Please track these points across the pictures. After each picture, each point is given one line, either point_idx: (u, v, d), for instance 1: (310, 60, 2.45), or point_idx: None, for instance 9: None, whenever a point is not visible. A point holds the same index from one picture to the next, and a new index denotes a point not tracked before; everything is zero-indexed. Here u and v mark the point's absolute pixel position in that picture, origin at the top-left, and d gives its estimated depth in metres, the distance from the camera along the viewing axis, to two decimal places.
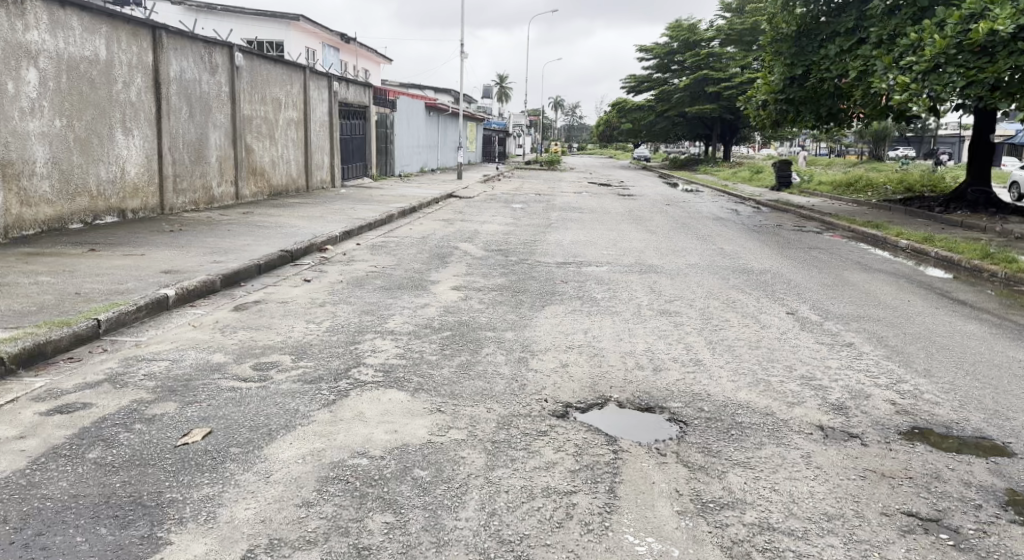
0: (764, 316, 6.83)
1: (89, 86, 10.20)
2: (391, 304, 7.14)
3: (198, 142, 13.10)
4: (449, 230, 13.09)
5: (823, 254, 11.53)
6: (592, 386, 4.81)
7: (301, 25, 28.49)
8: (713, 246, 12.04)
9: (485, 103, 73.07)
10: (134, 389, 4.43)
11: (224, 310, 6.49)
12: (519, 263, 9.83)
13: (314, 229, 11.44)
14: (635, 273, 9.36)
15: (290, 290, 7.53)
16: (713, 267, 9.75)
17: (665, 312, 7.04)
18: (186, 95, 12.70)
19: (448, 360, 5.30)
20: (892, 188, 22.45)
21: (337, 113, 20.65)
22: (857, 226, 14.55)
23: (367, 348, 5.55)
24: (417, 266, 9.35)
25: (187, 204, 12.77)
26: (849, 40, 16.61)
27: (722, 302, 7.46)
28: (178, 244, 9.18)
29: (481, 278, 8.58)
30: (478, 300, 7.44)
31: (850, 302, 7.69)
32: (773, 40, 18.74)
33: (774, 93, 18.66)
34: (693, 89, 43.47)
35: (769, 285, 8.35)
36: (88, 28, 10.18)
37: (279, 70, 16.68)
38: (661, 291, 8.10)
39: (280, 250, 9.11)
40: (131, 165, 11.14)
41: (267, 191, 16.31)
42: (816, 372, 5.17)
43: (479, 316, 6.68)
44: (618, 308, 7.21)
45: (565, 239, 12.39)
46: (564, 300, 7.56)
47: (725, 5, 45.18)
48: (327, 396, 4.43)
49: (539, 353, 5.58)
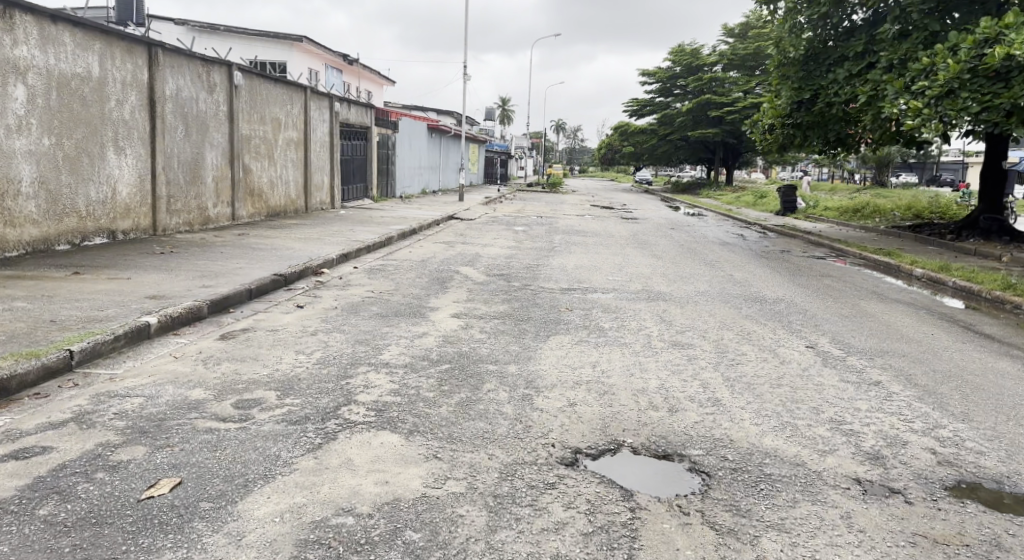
0: (782, 350, 6.45)
1: (80, 103, 9.90)
2: (387, 333, 6.75)
3: (194, 162, 12.79)
4: (450, 254, 12.74)
5: (836, 283, 11.17)
6: (602, 429, 4.41)
7: (304, 46, 28.36)
8: (722, 272, 11.68)
9: (487, 124, 73.07)
10: (101, 430, 4.04)
11: (209, 340, 6.11)
12: (522, 289, 9.47)
13: (310, 252, 11.09)
14: (642, 300, 8.98)
15: (281, 317, 7.15)
16: (724, 295, 9.38)
17: (677, 344, 6.66)
18: (183, 114, 12.41)
19: (447, 398, 4.91)
20: (900, 214, 22.12)
21: (338, 133, 20.37)
22: (868, 254, 14.20)
23: (359, 383, 5.16)
24: (416, 291, 8.98)
25: (180, 225, 12.43)
26: (858, 64, 16.36)
27: (735, 334, 7.09)
28: (168, 267, 8.82)
29: (482, 305, 8.21)
30: (480, 329, 7.07)
31: (870, 336, 7.31)
32: (780, 64, 18.52)
33: (781, 117, 18.41)
34: (696, 113, 43.35)
35: (785, 316, 7.97)
36: (81, 45, 9.89)
37: (279, 90, 16.43)
38: (672, 321, 7.72)
39: (273, 274, 8.75)
40: (122, 185, 10.82)
41: (265, 212, 15.98)
42: (844, 416, 4.78)
43: (480, 347, 6.30)
44: (627, 339, 6.83)
45: (569, 264, 12.04)
46: (569, 330, 7.18)
47: (727, 30, 45.22)
48: (314, 440, 4.04)
49: (545, 390, 5.19)
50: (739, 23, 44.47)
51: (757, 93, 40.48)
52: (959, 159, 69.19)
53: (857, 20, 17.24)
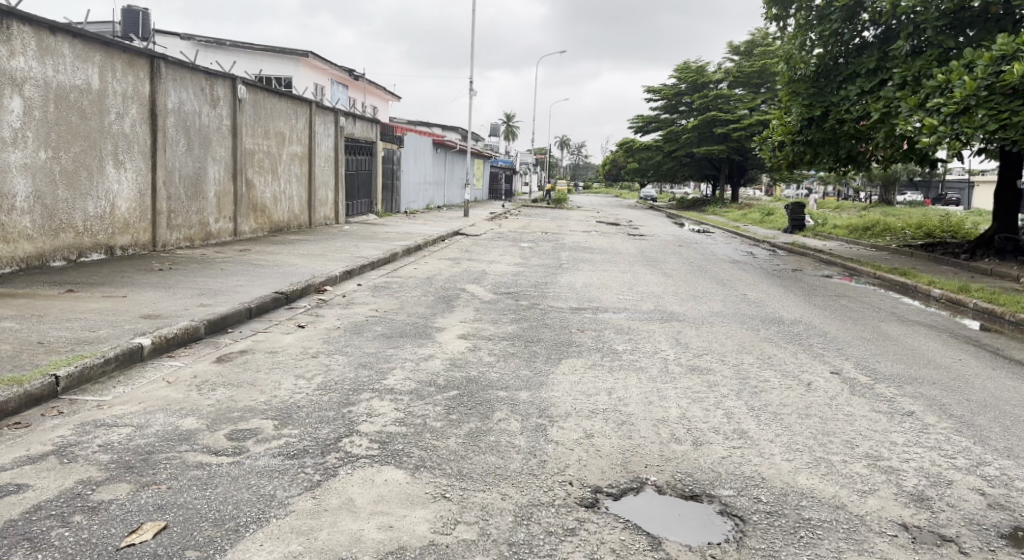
0: (807, 377, 6.17)
1: (79, 116, 9.67)
2: (392, 355, 6.46)
3: (195, 177, 12.55)
4: (456, 271, 12.45)
5: (853, 303, 10.88)
6: (623, 464, 4.10)
7: (310, 61, 28.26)
8: (736, 291, 11.38)
9: (493, 140, 73.05)
10: (83, 464, 3.75)
11: (204, 363, 5.83)
12: (531, 308, 9.19)
13: (314, 268, 10.83)
14: (655, 321, 8.69)
15: (282, 338, 6.87)
16: (740, 316, 9.09)
17: (695, 369, 6.36)
18: (185, 127, 12.18)
19: (456, 428, 4.61)
20: (911, 233, 21.80)
21: (343, 148, 20.15)
22: (883, 273, 13.91)
23: (362, 411, 4.86)
24: (422, 310, 8.68)
25: (181, 241, 12.17)
26: (870, 80, 16.11)
27: (756, 359, 6.79)
28: (166, 284, 8.57)
29: (491, 326, 7.92)
30: (489, 351, 6.78)
31: (895, 361, 6.99)
32: (790, 80, 18.30)
33: (791, 133, 18.15)
34: (702, 130, 43.18)
35: (805, 340, 7.68)
36: (80, 57, 9.68)
37: (283, 104, 16.23)
38: (688, 343, 7.42)
39: (274, 292, 8.48)
40: (122, 200, 10.57)
41: (268, 228, 15.73)
42: (881, 451, 4.47)
43: (490, 372, 6.00)
44: (643, 363, 6.52)
45: (578, 282, 11.76)
46: (581, 353, 6.87)
47: (733, 48, 45.13)
48: (313, 476, 3.73)
49: (560, 420, 4.88)
50: (744, 41, 44.38)
51: (763, 110, 40.31)
52: (964, 178, 68.94)
53: (868, 36, 17.00)
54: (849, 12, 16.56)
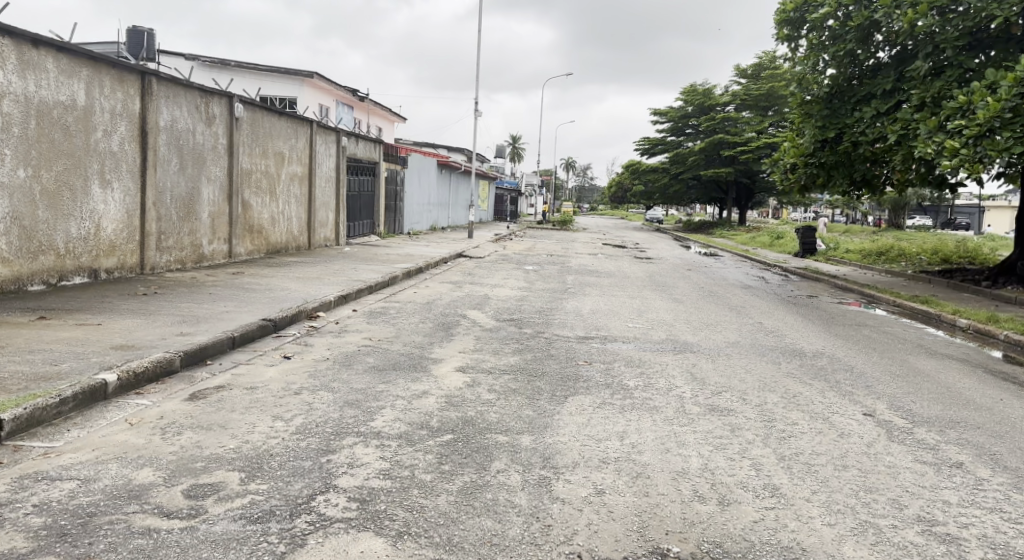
0: (838, 420, 5.70)
1: (63, 134, 9.22)
2: (384, 391, 5.92)
3: (188, 197, 12.07)
4: (457, 295, 11.92)
5: (876, 333, 10.34)
6: (640, 530, 3.63)
7: (315, 82, 27.96)
8: (751, 319, 10.83)
9: (498, 162, 72.74)
10: (8, 532, 3.31)
11: (175, 401, 5.31)
12: (535, 337, 8.66)
13: (308, 293, 10.34)
14: (667, 353, 8.13)
15: (264, 371, 6.34)
16: (758, 347, 8.57)
17: (715, 410, 5.80)
18: (177, 146, 11.72)
19: (448, 482, 4.05)
20: (926, 258, 21.24)
21: (344, 168, 19.70)
22: (903, 301, 13.35)
23: (343, 460, 4.31)
24: (419, 339, 8.14)
25: (171, 263, 11.67)
26: (886, 102, 15.62)
27: (781, 401, 6.24)
28: (147, 311, 8.07)
29: (492, 357, 7.39)
30: (489, 387, 6.23)
31: (931, 403, 6.42)
32: (801, 102, 17.80)
33: (804, 156, 17.63)
34: (708, 153, 42.77)
35: (831, 377, 7.19)
36: (65, 71, 9.23)
37: (283, 123, 15.79)
38: (705, 379, 6.87)
39: (262, 319, 7.97)
40: (108, 221, 10.10)
41: (265, 250, 15.24)
42: (934, 513, 3.99)
43: (489, 412, 5.45)
44: (656, 402, 5.96)
45: (584, 308, 11.23)
46: (589, 389, 6.32)
47: (740, 71, 44.81)
48: (275, 550, 3.31)
49: (566, 472, 4.32)
50: (752, 63, 44.05)
51: (770, 133, 39.91)
52: (972, 203, 68.27)
53: (883, 57, 16.51)
54: (863, 32, 16.08)
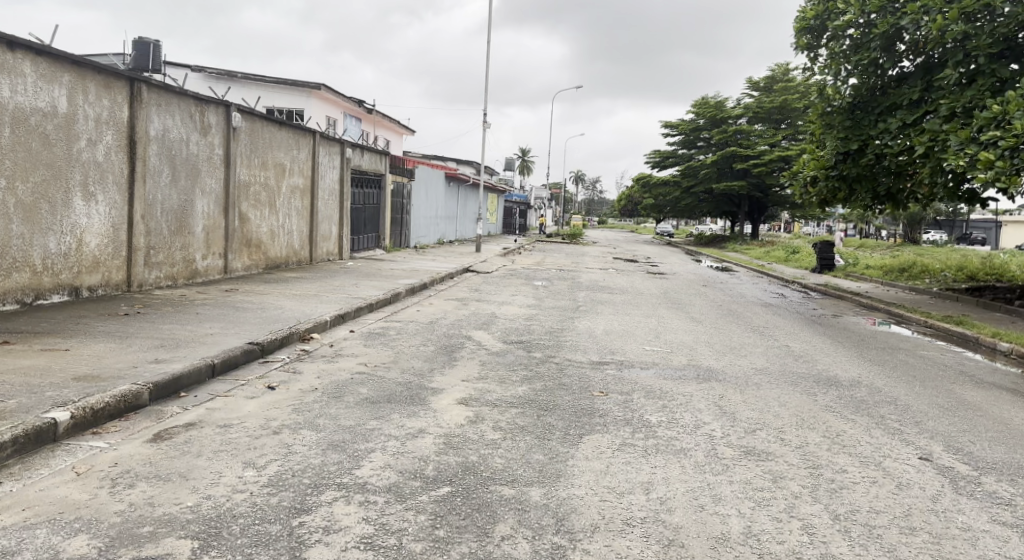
0: (891, 467, 5.08)
1: (42, 143, 8.62)
2: (375, 429, 5.24)
3: (180, 210, 11.43)
4: (463, 314, 11.25)
5: (913, 359, 9.63)
6: None
7: (322, 93, 27.46)
8: (776, 343, 10.14)
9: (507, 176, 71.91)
10: None
11: (135, 444, 4.69)
12: (546, 362, 7.97)
13: (302, 312, 9.71)
14: (690, 381, 7.43)
15: (243, 406, 5.68)
16: (789, 377, 7.89)
17: (751, 456, 5.13)
18: (169, 156, 11.09)
19: (441, 556, 3.49)
20: (951, 275, 20.46)
21: (349, 180, 19.08)
22: (936, 322, 12.63)
23: (318, 523, 3.70)
24: (418, 365, 7.46)
25: (161, 279, 11.03)
26: (913, 112, 14.87)
27: (823, 444, 5.55)
28: (125, 333, 7.43)
29: (499, 386, 6.73)
30: (495, 423, 5.55)
31: (992, 444, 5.73)
32: (822, 112, 17.06)
33: (825, 168, 16.86)
34: (721, 165, 42.01)
35: (876, 414, 6.52)
36: (45, 76, 8.63)
37: (283, 134, 15.18)
38: (736, 415, 6.18)
39: (248, 343, 7.32)
40: (91, 235, 9.48)
41: (263, 264, 14.59)
42: None
43: (494, 457, 4.75)
44: (684, 443, 5.29)
45: (597, 328, 10.54)
46: (606, 427, 5.61)
47: (753, 83, 44.07)
48: None
49: (583, 539, 3.73)
50: (764, 75, 43.34)
51: (784, 147, 39.17)
52: (988, 217, 67.21)
53: (908, 66, 15.80)
54: (887, 40, 15.38)
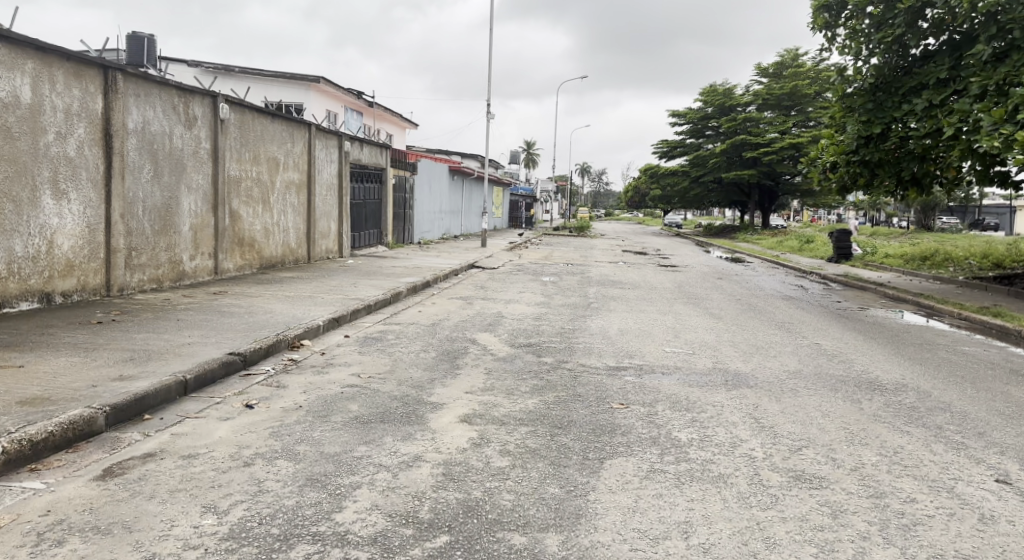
0: (968, 492, 4.35)
1: (4, 137, 7.93)
2: (363, 457, 4.51)
3: (164, 207, 10.72)
4: (468, 314, 10.53)
5: (956, 356, 8.85)
6: None
7: (322, 87, 26.72)
8: (807, 340, 9.34)
9: (512, 169, 70.92)
10: None
11: (77, 483, 4.00)
12: (559, 368, 7.24)
13: (294, 316, 8.99)
14: (719, 388, 6.67)
15: (213, 430, 4.96)
16: (827, 381, 7.12)
17: (802, 484, 4.40)
18: (150, 150, 10.37)
19: None
20: (976, 263, 19.61)
21: (347, 174, 18.32)
22: (972, 315, 11.82)
23: None
24: (417, 375, 6.72)
25: (144, 282, 10.33)
26: (940, 92, 14.00)
27: (882, 464, 4.83)
28: (92, 345, 6.72)
29: (507, 399, 5.97)
30: (503, 446, 4.82)
31: None
32: (843, 94, 16.16)
33: (846, 153, 15.95)
34: (730, 154, 41.10)
35: (932, 425, 5.77)
36: (5, 64, 7.92)
37: (276, 126, 14.43)
38: (776, 430, 5.43)
39: (228, 354, 6.59)
40: (63, 236, 8.80)
41: (258, 264, 13.88)
42: None
43: (501, 492, 4.01)
44: (723, 469, 4.56)
45: (611, 328, 9.78)
46: (632, 448, 4.87)
47: (761, 69, 43.08)
48: None
49: None
50: (773, 62, 42.33)
51: (795, 134, 38.23)
52: (1003, 204, 65.95)
53: (932, 44, 14.96)
54: (912, 15, 14.50)
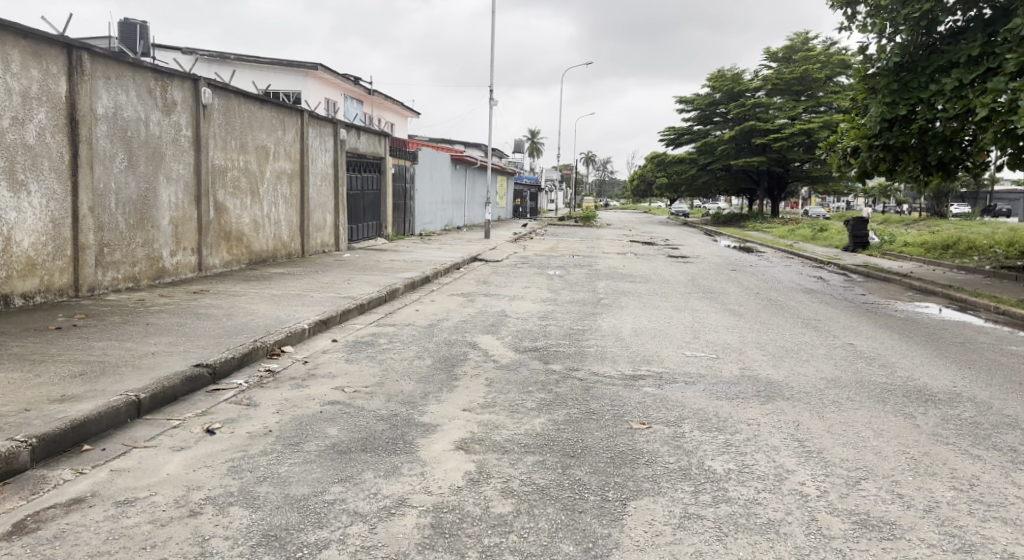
0: None
1: None
2: (337, 500, 3.74)
3: (140, 199, 9.93)
4: (468, 313, 9.73)
5: (1007, 358, 7.99)
6: None
7: (319, 74, 25.85)
8: (839, 341, 8.47)
9: (516, 158, 69.67)
10: None
11: None
12: (570, 378, 6.43)
13: (276, 318, 8.19)
14: (751, 402, 5.86)
15: (162, 464, 4.18)
16: (872, 392, 6.29)
17: (871, 533, 3.63)
18: (125, 138, 9.57)
19: None
20: (1001, 251, 18.72)
21: (344, 163, 17.45)
22: (1013, 309, 10.96)
23: None
24: (409, 389, 5.91)
25: (118, 281, 9.56)
26: (972, 70, 13.10)
27: (960, 500, 4.06)
28: (41, 357, 5.94)
29: (510, 419, 5.17)
30: (506, 482, 4.03)
31: None
32: (865, 75, 15.22)
33: (868, 137, 15.11)
34: (738, 141, 40.09)
35: (1005, 447, 4.96)
36: None
37: (266, 112, 13.61)
38: (826, 457, 4.63)
39: (192, 368, 5.78)
40: (23, 233, 8.04)
41: (246, 259, 13.08)
42: None
43: (502, 554, 3.29)
44: (773, 512, 3.79)
45: (624, 328, 8.97)
46: (662, 484, 4.08)
47: (771, 53, 41.98)
48: None
49: None
50: (784, 45, 41.21)
51: (806, 119, 37.20)
52: (1014, 191, 64.91)
53: (963, 20, 13.99)
54: None
